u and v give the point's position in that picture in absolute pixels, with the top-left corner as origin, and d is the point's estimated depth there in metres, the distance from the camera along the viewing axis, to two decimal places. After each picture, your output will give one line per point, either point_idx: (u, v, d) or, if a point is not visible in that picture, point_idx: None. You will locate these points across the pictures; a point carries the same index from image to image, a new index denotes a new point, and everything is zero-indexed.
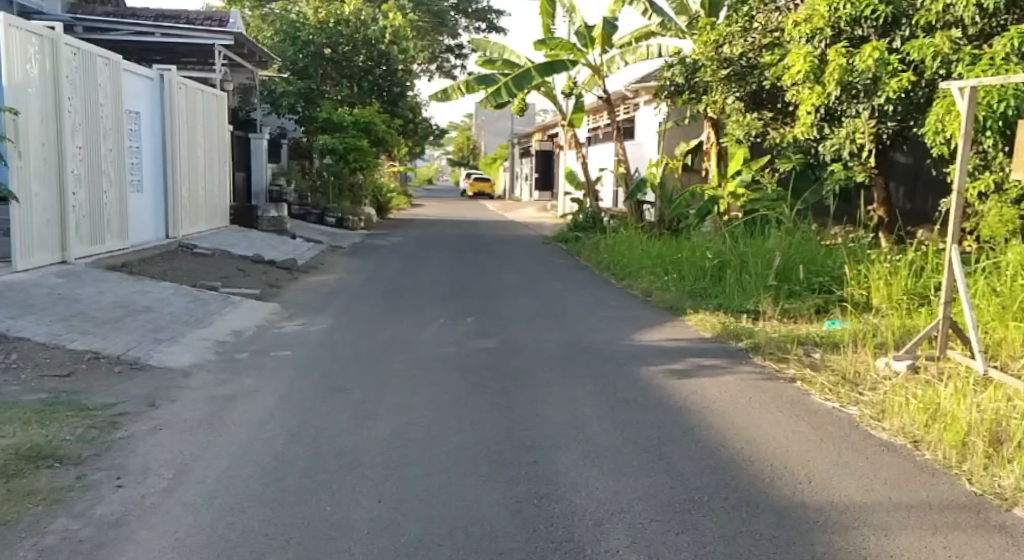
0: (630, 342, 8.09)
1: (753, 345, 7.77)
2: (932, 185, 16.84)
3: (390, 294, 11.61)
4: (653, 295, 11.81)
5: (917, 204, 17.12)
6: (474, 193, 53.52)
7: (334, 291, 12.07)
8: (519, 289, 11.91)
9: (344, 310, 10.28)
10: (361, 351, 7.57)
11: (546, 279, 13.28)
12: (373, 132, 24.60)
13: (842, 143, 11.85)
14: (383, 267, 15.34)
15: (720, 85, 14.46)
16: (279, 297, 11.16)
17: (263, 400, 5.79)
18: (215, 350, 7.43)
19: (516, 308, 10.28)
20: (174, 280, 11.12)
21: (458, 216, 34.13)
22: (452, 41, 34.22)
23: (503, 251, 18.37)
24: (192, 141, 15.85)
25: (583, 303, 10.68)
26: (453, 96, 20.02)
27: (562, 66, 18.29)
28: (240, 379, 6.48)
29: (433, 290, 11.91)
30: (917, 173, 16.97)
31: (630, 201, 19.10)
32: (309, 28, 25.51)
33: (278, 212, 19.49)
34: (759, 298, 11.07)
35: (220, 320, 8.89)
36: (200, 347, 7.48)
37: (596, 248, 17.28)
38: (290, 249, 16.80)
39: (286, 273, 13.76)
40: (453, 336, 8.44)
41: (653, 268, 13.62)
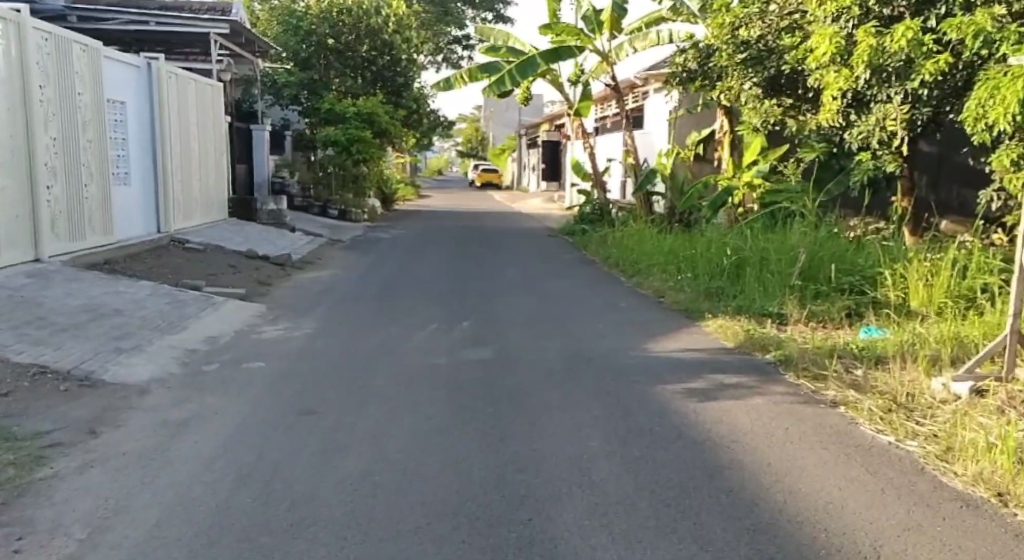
0: (641, 353, 7.24)
1: (784, 358, 6.98)
2: (956, 173, 15.97)
3: (383, 294, 10.74)
4: (663, 291, 10.90)
5: (941, 194, 16.21)
6: (481, 184, 52.66)
7: (325, 289, 11.20)
8: (524, 289, 11.03)
9: (333, 309, 9.40)
10: (343, 363, 6.70)
11: (553, 277, 12.40)
12: (376, 123, 23.75)
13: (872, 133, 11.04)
14: (379, 263, 14.49)
15: (737, 68, 13.68)
16: (266, 296, 10.29)
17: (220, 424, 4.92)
18: (179, 361, 6.54)
19: (518, 310, 9.41)
20: (155, 276, 10.25)
21: (464, 207, 33.27)
22: (459, 32, 33.16)
23: (510, 245, 17.53)
24: (191, 132, 14.97)
25: (590, 305, 9.81)
26: (457, 85, 19.16)
27: (568, 52, 17.37)
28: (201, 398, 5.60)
29: (430, 288, 11.05)
30: (942, 166, 16.10)
31: (638, 193, 18.22)
32: (311, 17, 24.61)
33: (278, 204, 18.38)
34: (783, 299, 10.17)
35: (195, 323, 8.02)
36: (165, 358, 6.59)
37: (603, 243, 16.39)
38: (285, 242, 15.93)
39: (277, 268, 12.90)
40: (448, 344, 7.58)
41: (665, 266, 12.59)
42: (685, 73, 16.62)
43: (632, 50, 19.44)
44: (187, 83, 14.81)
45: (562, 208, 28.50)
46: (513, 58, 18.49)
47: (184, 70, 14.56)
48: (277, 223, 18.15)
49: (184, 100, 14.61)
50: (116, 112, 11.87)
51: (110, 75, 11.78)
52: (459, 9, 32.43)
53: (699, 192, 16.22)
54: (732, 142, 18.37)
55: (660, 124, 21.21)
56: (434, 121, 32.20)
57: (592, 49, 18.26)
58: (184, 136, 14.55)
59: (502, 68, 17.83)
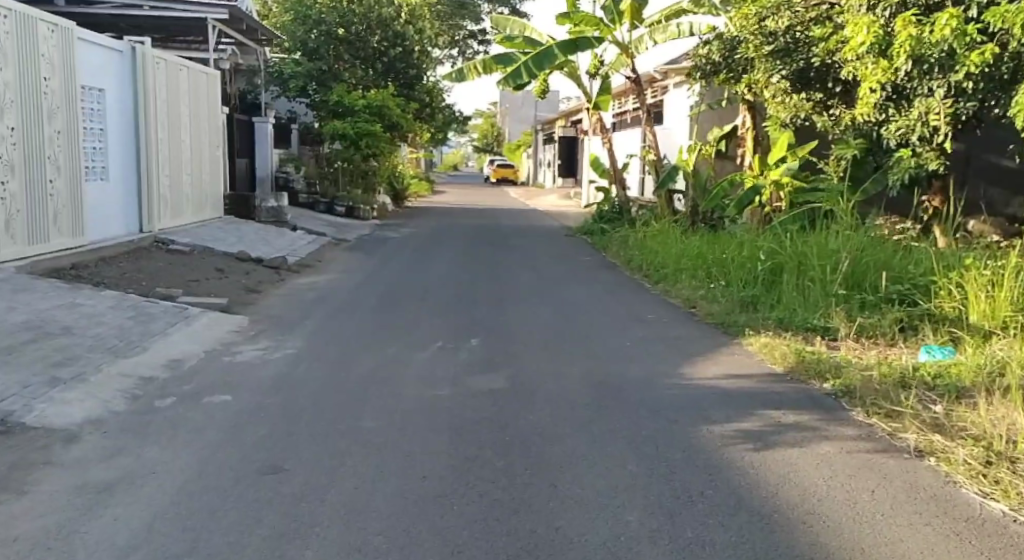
0: (677, 381, 6.25)
1: (846, 389, 5.88)
2: (984, 171, 14.86)
3: (385, 303, 9.73)
4: (690, 299, 9.69)
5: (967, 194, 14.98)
6: (496, 179, 51.62)
7: (321, 298, 10.21)
8: (540, 297, 10.00)
9: (323, 323, 8.40)
10: (325, 399, 5.71)
11: (573, 282, 11.37)
12: (387, 116, 22.67)
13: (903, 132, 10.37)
14: (383, 265, 13.54)
15: (766, 61, 13.57)
16: (253, 307, 9.32)
17: (149, 499, 3.94)
18: (128, 402, 5.58)
19: (533, 323, 8.39)
20: (128, 283, 9.33)
21: (479, 204, 32.24)
22: (475, 27, 32.19)
23: (524, 245, 16.50)
24: (182, 122, 13.97)
25: (613, 317, 8.82)
26: (469, 77, 18.13)
27: (586, 43, 16.31)
28: (140, 455, 4.63)
29: (436, 296, 10.06)
30: (969, 162, 14.80)
31: (660, 191, 17.15)
32: (320, 6, 23.55)
33: (278, 201, 17.22)
34: (827, 311, 8.85)
35: (159, 344, 7.12)
36: (112, 398, 5.62)
37: (623, 244, 15.30)
38: (284, 242, 14.95)
39: (271, 271, 11.96)
40: (450, 370, 6.58)
41: (693, 271, 11.41)
42: (709, 65, 15.47)
43: (652, 43, 18.41)
44: (179, 71, 13.80)
45: (580, 206, 27.33)
46: (530, 49, 17.45)
47: (175, 56, 13.55)
48: (277, 221, 17.13)
49: (175, 89, 13.61)
50: (91, 100, 10.85)
51: (87, 59, 10.77)
52: (475, 3, 31.49)
53: (725, 189, 15.11)
54: (755, 139, 17.25)
55: (680, 119, 20.07)
56: (448, 116, 31.16)
57: (612, 40, 17.08)
58: (173, 127, 13.55)
59: (518, 59, 16.80)
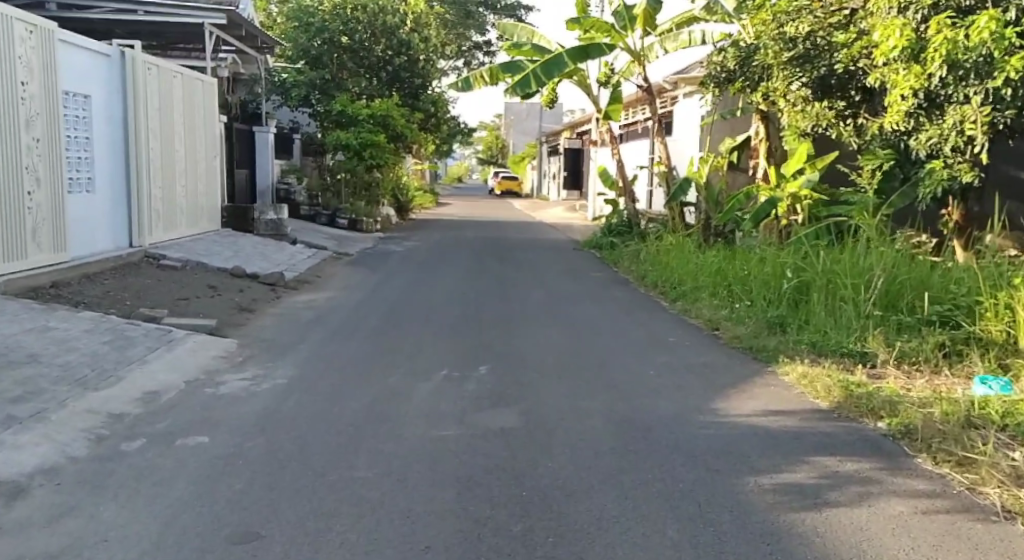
0: (711, 418, 5.58)
1: (904, 429, 5.20)
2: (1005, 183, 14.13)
3: (386, 323, 9.08)
4: (711, 319, 8.93)
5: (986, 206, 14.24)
6: (501, 191, 50.99)
7: (318, 316, 9.57)
8: (552, 317, 9.34)
9: (319, 347, 7.75)
10: (315, 444, 5.08)
11: (586, 299, 10.70)
12: (391, 127, 22.04)
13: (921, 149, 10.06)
14: (385, 280, 12.89)
15: (786, 68, 12.89)
16: (243, 328, 8.69)
17: None
18: (90, 448, 4.96)
19: (546, 346, 7.72)
20: (110, 303, 8.73)
21: (485, 216, 31.57)
22: (481, 37, 31.63)
23: (533, 259, 15.80)
24: (176, 131, 13.43)
25: (632, 338, 8.12)
26: (476, 86, 17.48)
27: (597, 49, 15.62)
28: (95, 518, 4.02)
29: (442, 315, 9.41)
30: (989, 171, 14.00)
31: (672, 204, 16.41)
32: (323, 14, 23.00)
33: (277, 214, 16.52)
34: (863, 334, 8.05)
35: (136, 373, 6.51)
36: (73, 443, 5.02)
37: (635, 258, 14.60)
38: (283, 256, 14.31)
39: (267, 287, 11.32)
40: (455, 404, 5.93)
41: (712, 289, 10.62)
42: (724, 73, 14.64)
43: (664, 51, 17.73)
44: (173, 78, 13.27)
45: (588, 218, 26.64)
46: (538, 56, 16.80)
47: (168, 63, 13.03)
48: (277, 235, 16.43)
49: (168, 96, 13.07)
50: (72, 107, 10.28)
51: (71, 64, 10.24)
52: (481, 14, 30.95)
53: (741, 201, 14.37)
54: (770, 150, 16.48)
55: (690, 129, 19.37)
56: (453, 127, 30.56)
57: (623, 47, 16.44)
58: (165, 137, 12.97)
59: (526, 67, 16.15)
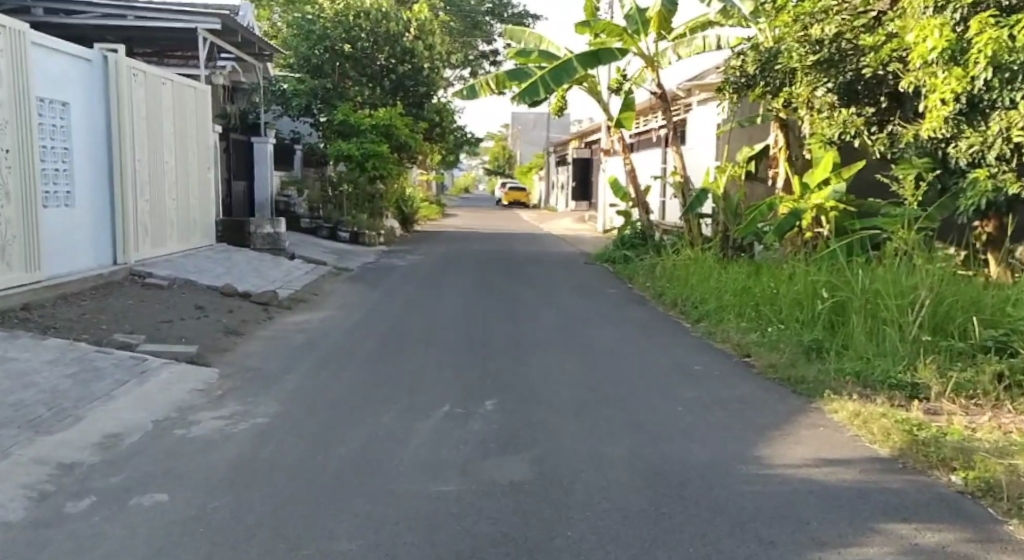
0: (756, 471, 4.84)
1: (985, 486, 4.51)
2: None
3: (385, 348, 8.34)
4: (741, 343, 8.15)
5: None
6: (508, 203, 50.23)
7: (311, 340, 8.82)
8: (566, 341, 8.59)
9: (309, 377, 7.00)
10: (294, 509, 4.34)
11: (600, 321, 9.94)
12: (394, 137, 21.33)
13: (960, 157, 9.96)
14: (387, 298, 12.18)
15: (811, 73, 12.25)
16: (228, 355, 7.94)
17: None
18: (29, 513, 4.24)
19: (560, 375, 6.97)
20: (83, 327, 8.01)
21: (493, 227, 30.80)
22: (487, 46, 30.94)
23: (542, 274, 15.05)
24: (166, 141, 12.84)
25: (654, 366, 7.36)
26: (481, 93, 16.77)
27: (608, 54, 14.92)
28: None
29: (446, 339, 8.67)
30: None
31: (688, 216, 15.65)
32: (325, 22, 22.38)
33: (274, 228, 15.78)
34: (913, 362, 7.30)
35: (98, 413, 5.78)
36: (9, 507, 4.29)
37: (651, 273, 13.84)
38: (279, 272, 13.60)
39: (260, 308, 10.61)
40: (459, 449, 5.19)
41: (738, 308, 9.84)
42: (744, 78, 13.95)
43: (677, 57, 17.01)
44: (163, 85, 12.68)
45: (599, 230, 25.85)
46: (546, 63, 16.10)
47: (157, 69, 12.44)
48: (275, 249, 15.70)
49: (157, 104, 12.47)
50: (47, 114, 9.65)
51: (45, 70, 9.62)
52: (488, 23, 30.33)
53: (763, 212, 13.57)
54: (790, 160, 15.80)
55: (706, 137, 18.63)
56: (459, 138, 29.87)
57: (636, 51, 15.72)
58: (153, 147, 12.33)
59: (535, 73, 15.42)
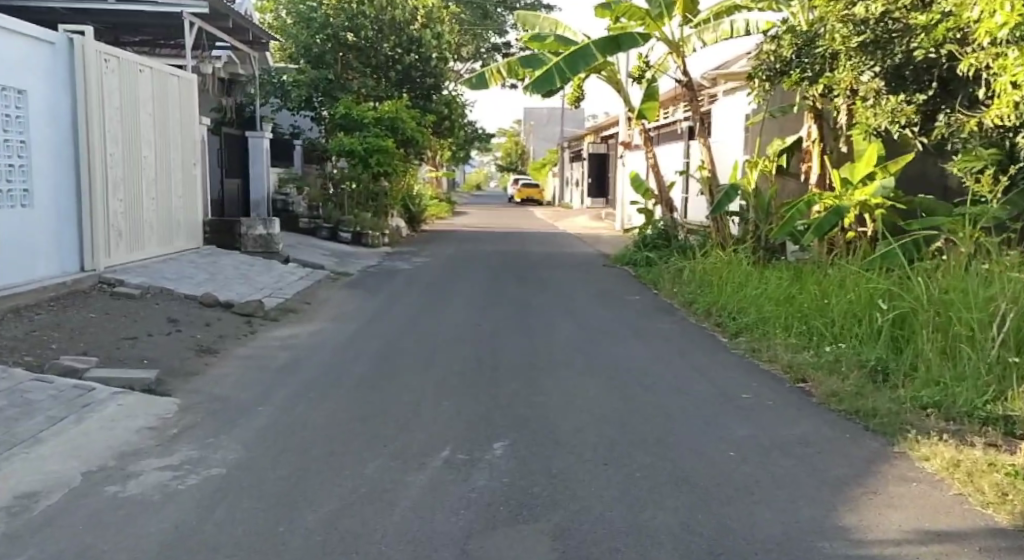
0: (844, 553, 3.70)
1: None
2: None
3: (378, 369, 7.22)
4: (793, 365, 6.99)
5: None
6: (521, 200, 49.01)
7: (295, 360, 7.72)
8: (586, 360, 7.46)
9: (282, 409, 5.88)
10: None
11: (624, 335, 8.82)
12: (401, 131, 20.21)
13: None
14: (385, 306, 11.07)
15: (854, 58, 11.12)
16: (193, 382, 6.86)
17: None
18: None
19: (581, 409, 5.84)
20: (30, 349, 6.95)
21: (505, 225, 29.63)
22: (499, 38, 29.68)
23: (558, 278, 13.93)
24: (142, 134, 12.13)
25: (692, 394, 6.23)
26: (491, 82, 15.49)
27: (629, 40, 13.82)
28: None
29: (447, 359, 7.55)
30: None
31: (714, 214, 14.49)
32: (327, 8, 21.45)
33: (267, 229, 14.77)
34: (1003, 390, 6.07)
35: (17, 464, 4.70)
36: None
37: (677, 279, 12.72)
38: (269, 280, 12.57)
39: (243, 321, 9.54)
40: (458, 516, 4.06)
41: (782, 319, 8.66)
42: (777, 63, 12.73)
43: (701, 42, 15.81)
44: (137, 73, 12.01)
45: (616, 228, 24.67)
46: (562, 49, 15.00)
47: (130, 54, 11.75)
48: (267, 252, 14.76)
49: (131, 92, 11.78)
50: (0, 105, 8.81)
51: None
52: (499, 14, 29.18)
53: (803, 212, 12.46)
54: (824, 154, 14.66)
55: (732, 129, 17.52)
56: (469, 134, 28.76)
57: (659, 36, 14.59)
58: (125, 142, 11.57)
59: (547, 60, 14.39)
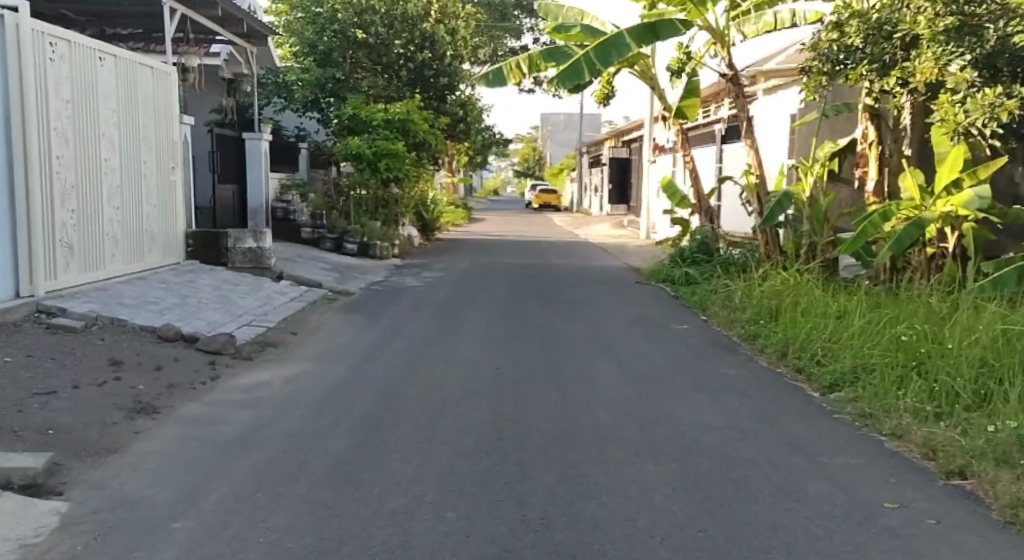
0: None
1: None
2: None
3: (363, 452, 5.34)
4: (937, 449, 4.84)
5: None
6: (540, 205, 47.02)
7: (256, 430, 5.90)
8: (642, 431, 5.58)
9: (207, 536, 4.02)
10: None
11: (682, 386, 6.85)
12: (413, 133, 18.34)
13: None
14: (385, 339, 9.16)
15: (938, 44, 9.22)
16: (103, 475, 5.03)
17: None
18: None
19: (646, 534, 3.95)
20: None
21: (524, 234, 27.70)
22: (517, 43, 27.73)
23: (588, 300, 12.04)
24: (103, 133, 10.34)
25: (802, 497, 4.35)
26: (511, 79, 13.50)
27: (669, 28, 11.87)
28: None
29: (456, 432, 5.66)
30: None
31: (764, 225, 12.38)
32: (335, 3, 19.63)
33: (257, 242, 12.93)
34: None
35: None
36: None
37: (728, 304, 10.62)
38: (253, 303, 10.70)
39: (206, 365, 7.74)
40: None
41: (887, 363, 6.53)
42: (836, 55, 10.55)
43: (739, 36, 13.94)
44: (96, 60, 10.22)
45: (641, 238, 22.65)
46: (590, 39, 13.10)
47: (84, 38, 9.97)
48: (257, 268, 12.93)
49: (88, 82, 10.00)
50: None
51: None
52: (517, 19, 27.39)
53: (878, 225, 10.05)
54: (882, 156, 12.49)
55: (779, 128, 15.41)
56: (486, 139, 26.88)
57: (700, 24, 12.67)
58: (79, 140, 9.77)
59: (574, 53, 12.53)
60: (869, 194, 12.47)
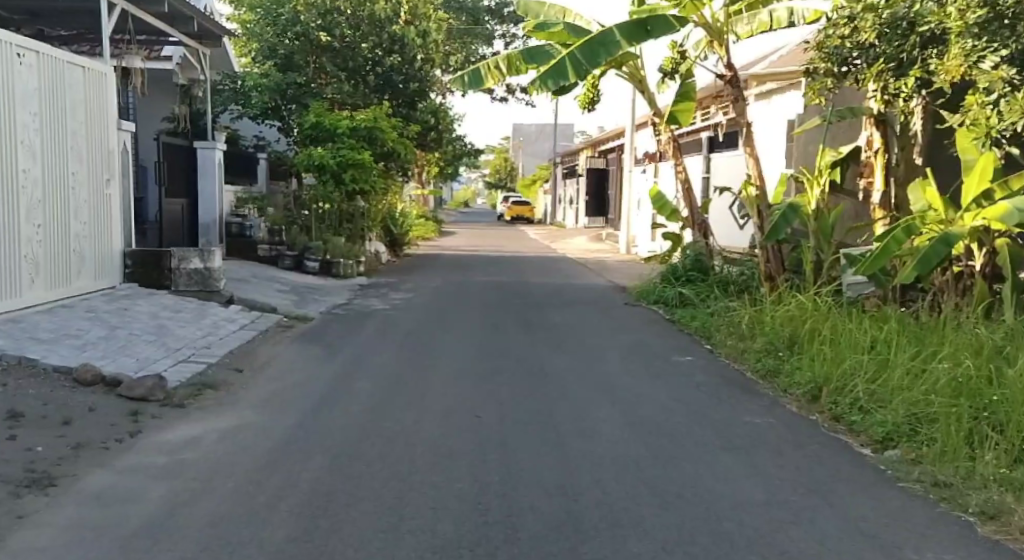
0: None
1: None
2: None
3: (310, 549, 4.11)
4: None
5: None
6: (512, 218, 45.72)
7: (174, 512, 4.63)
8: (665, 513, 4.39)
9: None
10: None
11: (703, 442, 5.65)
12: (380, 142, 17.00)
13: None
14: (345, 377, 7.88)
15: (969, 38, 7.88)
16: None
17: None
18: None
19: None
20: None
21: (499, 249, 26.45)
22: (489, 51, 26.59)
23: (574, 325, 10.83)
24: (21, 140, 9.03)
25: None
26: (488, 81, 12.27)
27: (661, 23, 10.74)
28: None
29: (432, 516, 4.44)
30: None
31: (769, 242, 11.21)
32: (297, 4, 18.38)
33: (205, 263, 11.51)
34: None
35: None
36: None
37: (735, 330, 9.47)
38: (195, 333, 9.36)
39: (127, 416, 6.44)
40: None
41: (953, 412, 5.39)
42: (849, 52, 9.44)
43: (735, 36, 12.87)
44: (14, 57, 8.90)
45: (622, 252, 21.55)
46: (575, 38, 11.93)
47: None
48: (204, 291, 11.54)
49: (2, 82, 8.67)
50: None
51: None
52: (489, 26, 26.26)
53: (901, 241, 8.96)
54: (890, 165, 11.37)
55: (779, 134, 14.28)
56: (457, 149, 25.59)
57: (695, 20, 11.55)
58: None
59: (558, 52, 11.35)
60: (875, 206, 11.22)
